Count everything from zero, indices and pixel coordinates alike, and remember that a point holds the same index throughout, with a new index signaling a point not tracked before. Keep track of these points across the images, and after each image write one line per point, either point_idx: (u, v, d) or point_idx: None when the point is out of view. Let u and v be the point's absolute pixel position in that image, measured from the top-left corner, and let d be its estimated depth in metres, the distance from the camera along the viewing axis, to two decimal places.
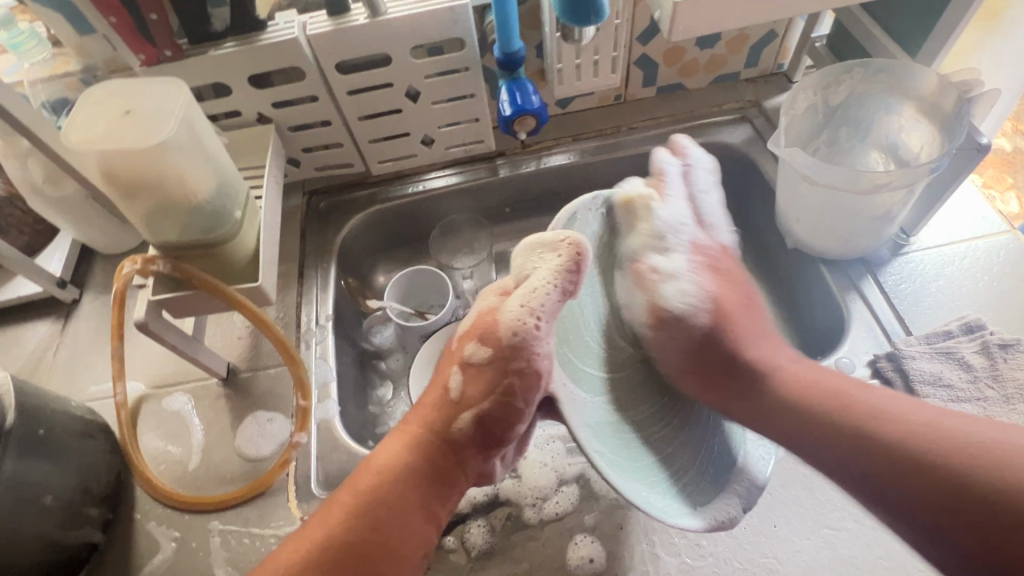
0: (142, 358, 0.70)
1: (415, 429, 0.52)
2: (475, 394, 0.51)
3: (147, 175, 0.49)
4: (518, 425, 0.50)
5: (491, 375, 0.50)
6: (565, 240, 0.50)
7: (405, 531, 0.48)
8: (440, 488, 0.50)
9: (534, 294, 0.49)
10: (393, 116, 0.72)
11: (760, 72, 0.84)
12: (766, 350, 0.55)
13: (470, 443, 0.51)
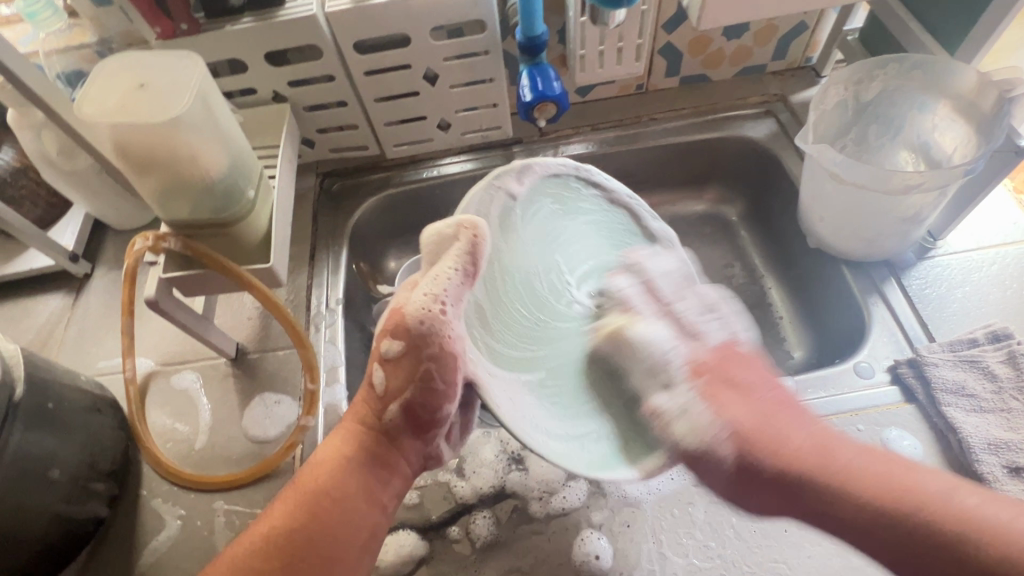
0: (151, 335, 0.70)
1: (351, 426, 0.51)
2: (396, 385, 0.50)
3: (158, 152, 0.48)
4: (445, 407, 0.49)
5: (409, 365, 0.49)
6: (463, 224, 0.51)
7: (350, 521, 0.47)
8: (381, 475, 0.50)
9: (438, 281, 0.49)
10: (411, 99, 0.71)
11: (787, 64, 0.82)
12: (816, 447, 0.47)
13: (401, 429, 0.51)
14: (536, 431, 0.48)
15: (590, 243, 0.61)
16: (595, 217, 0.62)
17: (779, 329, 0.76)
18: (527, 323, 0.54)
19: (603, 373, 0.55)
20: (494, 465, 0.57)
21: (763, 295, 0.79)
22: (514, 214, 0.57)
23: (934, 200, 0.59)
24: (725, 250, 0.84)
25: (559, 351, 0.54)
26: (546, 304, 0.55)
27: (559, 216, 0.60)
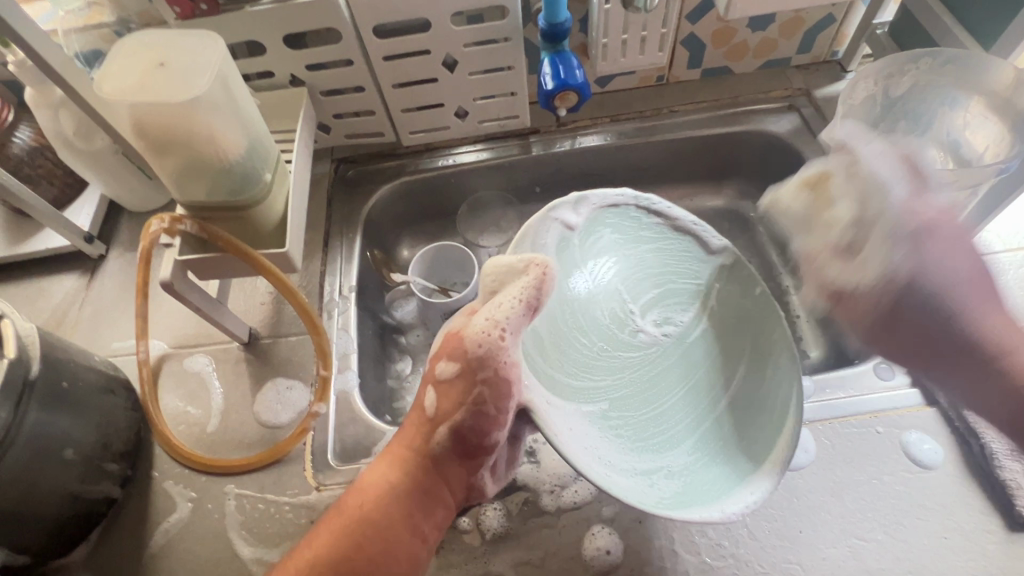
0: (165, 318, 0.70)
1: (400, 450, 0.50)
2: (446, 408, 0.48)
3: (178, 131, 0.47)
4: (494, 433, 0.48)
5: (461, 389, 0.48)
6: (531, 261, 0.48)
7: (394, 551, 0.47)
8: (427, 504, 0.49)
9: (499, 308, 0.47)
10: (428, 86, 0.70)
11: (812, 58, 0.80)
12: (1005, 327, 0.48)
13: (449, 454, 0.49)
14: (603, 468, 0.50)
15: (656, 274, 0.63)
16: (660, 247, 0.63)
17: (796, 329, 0.75)
18: (592, 361, 0.57)
19: (675, 408, 0.56)
20: None
21: (780, 293, 0.78)
22: (573, 247, 0.61)
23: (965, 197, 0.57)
24: (742, 246, 0.83)
25: (627, 389, 0.57)
26: (610, 338, 0.59)
27: (621, 248, 0.63)
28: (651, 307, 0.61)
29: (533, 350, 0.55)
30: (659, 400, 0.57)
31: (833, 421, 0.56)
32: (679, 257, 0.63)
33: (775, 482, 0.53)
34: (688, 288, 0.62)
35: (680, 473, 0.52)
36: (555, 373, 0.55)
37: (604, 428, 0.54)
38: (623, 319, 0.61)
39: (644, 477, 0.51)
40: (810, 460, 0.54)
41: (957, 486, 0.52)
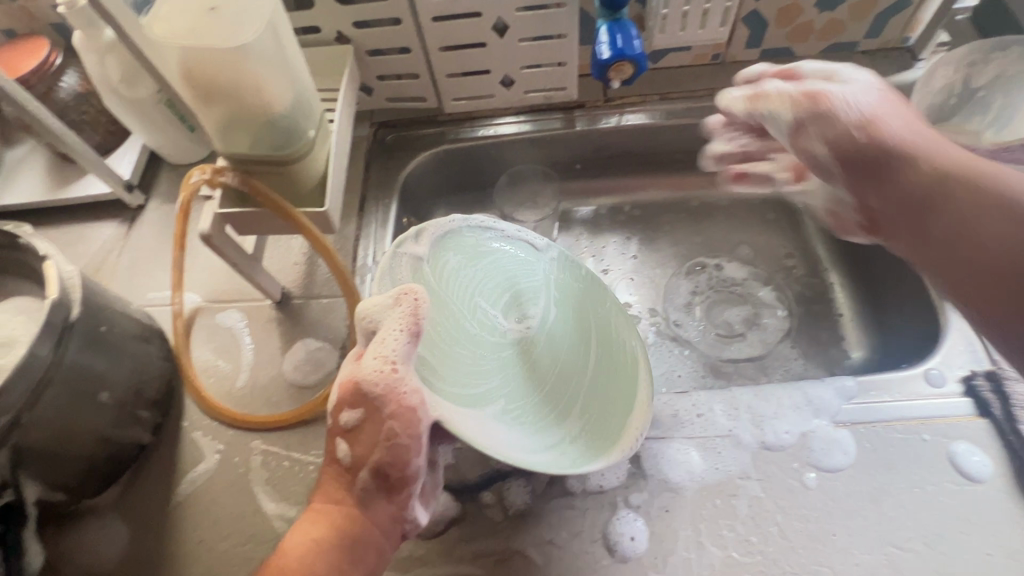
0: (200, 271, 0.70)
1: (326, 506, 0.45)
2: (360, 453, 0.43)
3: (226, 79, 0.46)
4: (417, 464, 0.43)
5: (372, 431, 0.43)
6: (402, 292, 0.45)
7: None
8: (356, 555, 0.43)
9: (383, 343, 0.43)
10: (477, 51, 0.68)
11: (881, 44, 0.75)
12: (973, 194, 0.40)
13: (372, 496, 0.44)
14: (525, 455, 0.47)
15: (499, 274, 0.60)
16: (496, 251, 0.61)
17: (838, 327, 0.72)
18: (471, 362, 0.52)
19: (560, 391, 0.55)
20: None
21: (825, 290, 0.75)
22: (428, 276, 0.54)
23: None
24: (787, 238, 0.80)
25: (509, 378, 0.54)
26: (481, 342, 0.55)
27: (466, 261, 0.58)
28: (506, 296, 0.59)
29: (426, 377, 0.47)
30: (544, 383, 0.55)
31: (877, 425, 0.54)
32: (517, 243, 0.62)
33: (810, 482, 0.52)
34: (530, 272, 0.61)
35: (580, 437, 0.53)
36: (443, 382, 0.48)
37: (512, 425, 0.50)
38: (485, 314, 0.57)
39: (554, 449, 0.50)
40: (848, 463, 0.52)
41: (1006, 503, 0.50)
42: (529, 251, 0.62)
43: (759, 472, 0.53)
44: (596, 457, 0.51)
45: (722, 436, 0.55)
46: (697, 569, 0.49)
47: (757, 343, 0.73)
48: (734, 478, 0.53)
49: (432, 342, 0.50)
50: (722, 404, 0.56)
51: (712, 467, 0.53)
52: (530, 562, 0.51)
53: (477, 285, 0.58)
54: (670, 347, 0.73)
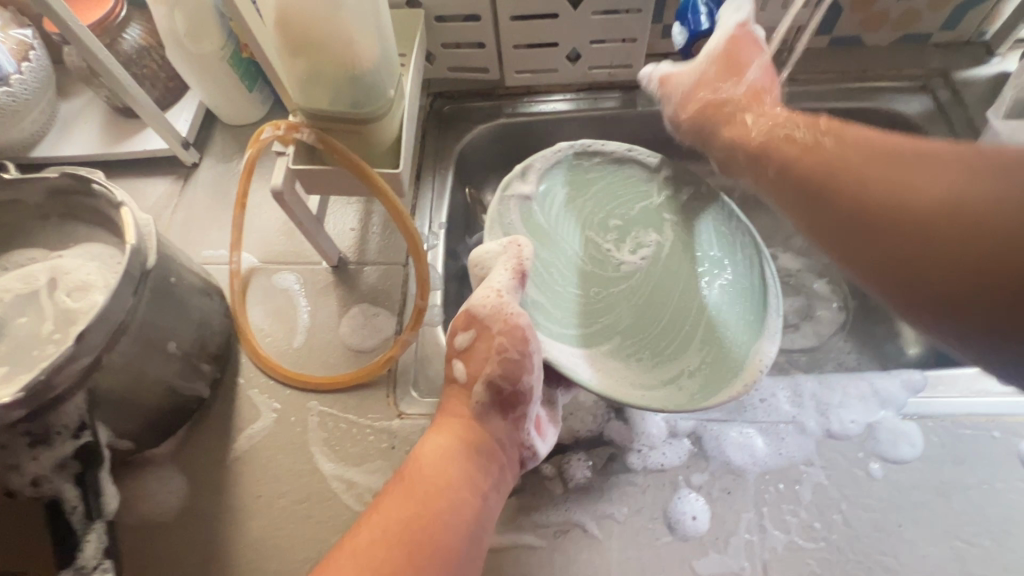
0: (255, 232, 0.70)
1: (448, 424, 0.50)
2: (474, 368, 0.50)
3: (318, 29, 0.45)
4: (526, 377, 0.49)
5: (483, 347, 0.50)
6: (511, 241, 0.55)
7: (461, 510, 0.46)
8: (482, 463, 0.48)
9: (491, 279, 0.52)
10: (549, 22, 0.67)
11: (955, 37, 0.73)
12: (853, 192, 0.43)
13: (489, 409, 0.50)
14: (634, 391, 0.53)
15: (612, 204, 0.66)
16: (608, 182, 0.66)
17: (895, 324, 0.71)
18: (584, 298, 0.60)
19: (674, 319, 0.59)
20: (593, 411, 0.56)
21: None
22: (538, 216, 0.64)
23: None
24: None
25: (623, 310, 0.60)
26: (596, 276, 0.62)
27: (576, 198, 0.66)
28: (624, 227, 0.65)
29: (536, 306, 0.59)
30: (658, 314, 0.59)
31: (945, 419, 0.53)
32: (630, 176, 0.67)
33: (876, 472, 0.51)
34: (645, 204, 0.66)
35: (700, 370, 0.55)
36: (550, 313, 0.58)
37: (623, 359, 0.56)
38: (602, 247, 0.64)
39: (670, 384, 0.54)
40: (915, 455, 0.52)
41: None
42: (643, 181, 0.66)
43: (823, 460, 0.52)
44: (713, 388, 0.53)
45: (785, 422, 0.54)
46: (761, 552, 0.49)
47: (811, 334, 0.72)
48: (798, 464, 0.52)
49: (543, 277, 0.61)
50: (785, 390, 0.56)
51: (774, 452, 0.53)
52: (592, 537, 0.50)
53: (592, 221, 0.65)
54: None
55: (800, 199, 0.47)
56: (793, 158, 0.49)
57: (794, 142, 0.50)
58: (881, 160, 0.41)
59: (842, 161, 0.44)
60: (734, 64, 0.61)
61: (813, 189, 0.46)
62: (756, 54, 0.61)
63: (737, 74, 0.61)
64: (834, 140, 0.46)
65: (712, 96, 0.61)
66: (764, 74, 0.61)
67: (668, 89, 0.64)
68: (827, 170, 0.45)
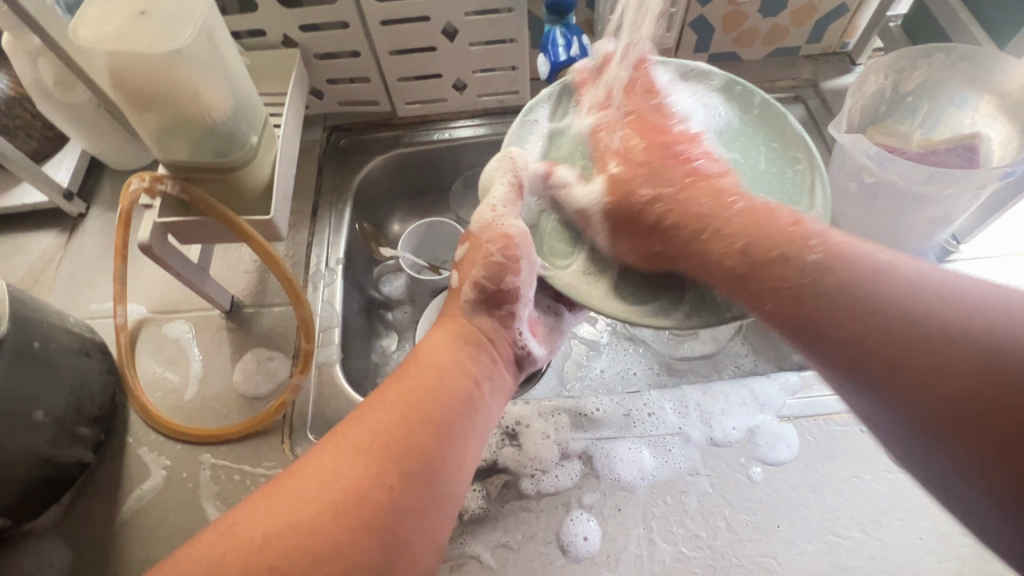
0: (145, 282, 0.68)
1: (447, 326, 0.49)
2: (467, 271, 0.52)
3: (160, 84, 0.45)
4: (514, 278, 0.50)
5: (474, 255, 0.52)
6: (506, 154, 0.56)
7: (455, 391, 0.43)
8: (471, 353, 0.47)
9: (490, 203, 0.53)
10: (427, 54, 0.68)
11: (822, 49, 0.77)
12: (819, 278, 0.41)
13: (478, 309, 0.50)
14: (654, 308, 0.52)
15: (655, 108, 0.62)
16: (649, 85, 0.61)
17: None
18: None
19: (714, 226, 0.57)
20: (487, 439, 0.56)
21: None
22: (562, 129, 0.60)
23: (1001, 172, 0.50)
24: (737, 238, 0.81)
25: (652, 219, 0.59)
26: None
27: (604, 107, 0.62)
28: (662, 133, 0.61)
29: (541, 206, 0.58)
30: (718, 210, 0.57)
31: (818, 418, 0.56)
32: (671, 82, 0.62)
33: (756, 476, 0.53)
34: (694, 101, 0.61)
35: None
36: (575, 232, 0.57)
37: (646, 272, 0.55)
38: None
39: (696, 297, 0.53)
40: (791, 456, 0.54)
41: None
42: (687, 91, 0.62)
43: (707, 468, 0.54)
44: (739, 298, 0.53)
45: (672, 433, 0.56)
46: (649, 565, 0.50)
47: (710, 340, 0.72)
48: (684, 475, 0.54)
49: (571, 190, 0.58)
50: (672, 402, 0.58)
51: (662, 464, 0.54)
52: (486, 567, 0.51)
53: None
54: (625, 346, 0.72)
55: (783, 314, 0.43)
56: (766, 266, 0.44)
57: (746, 256, 0.46)
58: (895, 290, 0.38)
59: (832, 279, 0.41)
60: (609, 164, 0.56)
61: (808, 307, 0.41)
62: (625, 121, 0.57)
63: (625, 170, 0.54)
64: (808, 249, 0.43)
65: (632, 209, 0.53)
66: (659, 135, 0.55)
67: (594, 218, 0.55)
68: (817, 286, 0.41)
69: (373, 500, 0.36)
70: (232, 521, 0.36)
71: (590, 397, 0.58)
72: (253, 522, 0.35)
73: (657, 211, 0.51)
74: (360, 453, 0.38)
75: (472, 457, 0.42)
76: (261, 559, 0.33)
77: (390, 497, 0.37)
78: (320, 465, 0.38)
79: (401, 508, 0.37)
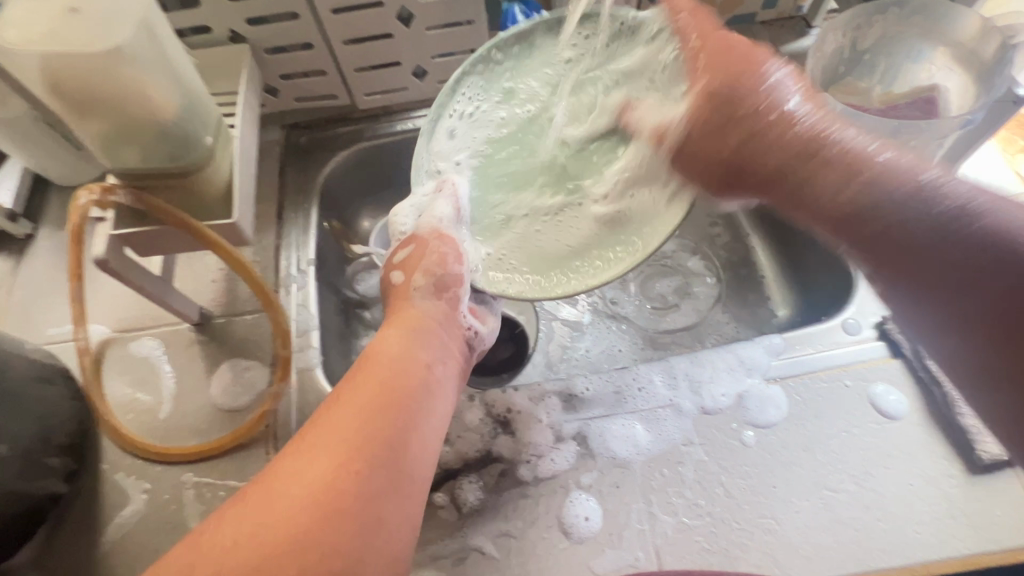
0: (105, 301, 0.64)
1: (394, 321, 0.50)
2: (410, 263, 0.54)
3: (101, 85, 0.42)
4: (456, 266, 0.53)
5: (415, 255, 0.54)
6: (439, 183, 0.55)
7: (409, 376, 0.44)
8: (422, 341, 0.48)
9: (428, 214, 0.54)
10: (383, 42, 0.66)
11: (778, 14, 0.78)
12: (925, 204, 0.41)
13: (423, 295, 0.52)
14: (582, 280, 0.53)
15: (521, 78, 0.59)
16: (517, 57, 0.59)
17: (763, 288, 0.74)
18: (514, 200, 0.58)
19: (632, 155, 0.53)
20: (480, 429, 0.56)
21: (747, 253, 0.76)
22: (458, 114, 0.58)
23: (962, 119, 0.51)
24: None
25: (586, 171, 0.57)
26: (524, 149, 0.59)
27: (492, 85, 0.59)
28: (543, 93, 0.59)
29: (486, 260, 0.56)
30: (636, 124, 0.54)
31: (804, 377, 0.57)
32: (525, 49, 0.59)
33: (749, 439, 0.54)
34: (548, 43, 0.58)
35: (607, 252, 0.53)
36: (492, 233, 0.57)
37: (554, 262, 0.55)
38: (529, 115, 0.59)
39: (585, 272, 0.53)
40: (781, 416, 0.55)
41: (922, 434, 0.53)
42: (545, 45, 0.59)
43: (700, 437, 0.54)
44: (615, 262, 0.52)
45: (663, 406, 0.56)
46: (653, 538, 0.50)
47: (691, 311, 0.73)
48: (679, 446, 0.54)
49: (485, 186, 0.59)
50: (660, 374, 0.58)
51: (656, 437, 0.54)
52: (490, 558, 0.50)
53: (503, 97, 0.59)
54: (608, 325, 0.72)
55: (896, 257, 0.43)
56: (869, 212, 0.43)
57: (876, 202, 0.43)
58: None
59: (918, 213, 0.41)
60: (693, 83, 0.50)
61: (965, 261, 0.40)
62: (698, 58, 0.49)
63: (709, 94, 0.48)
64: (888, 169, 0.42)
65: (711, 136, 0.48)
66: (722, 56, 0.48)
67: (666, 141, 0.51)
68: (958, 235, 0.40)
69: (340, 488, 0.35)
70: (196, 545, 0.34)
71: (579, 378, 0.58)
72: (219, 532, 0.34)
73: (748, 133, 0.47)
74: (323, 448, 0.37)
75: (435, 441, 0.43)
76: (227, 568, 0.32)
77: (357, 483, 0.36)
78: (282, 471, 0.37)
79: (368, 489, 0.36)
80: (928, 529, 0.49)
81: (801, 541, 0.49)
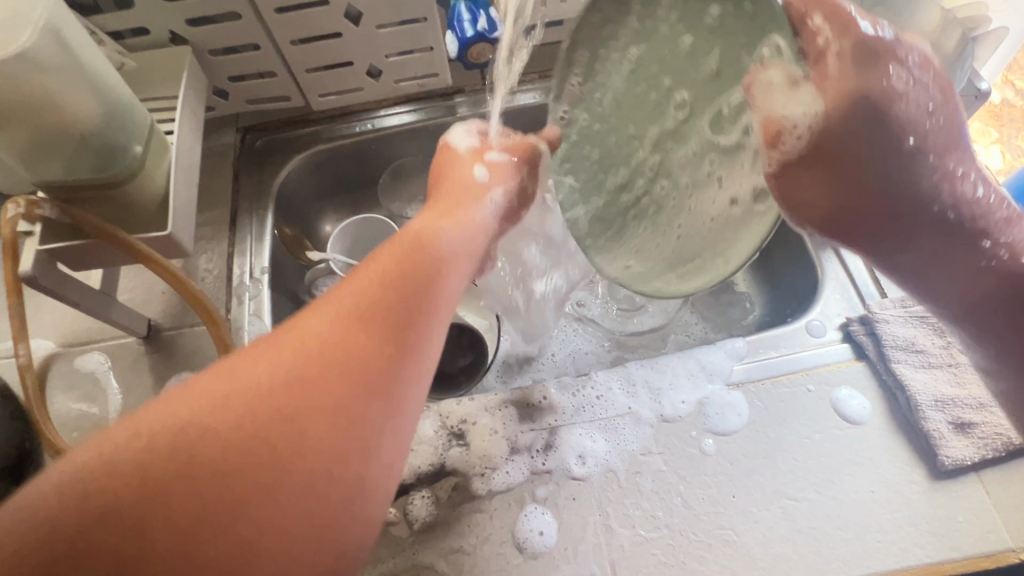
0: (49, 315, 0.62)
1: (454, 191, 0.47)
2: (510, 162, 0.50)
3: (7, 99, 0.40)
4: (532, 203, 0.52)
5: (520, 165, 0.51)
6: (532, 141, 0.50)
7: (461, 258, 0.39)
8: (477, 226, 0.44)
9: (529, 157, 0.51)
10: (333, 42, 0.63)
11: None
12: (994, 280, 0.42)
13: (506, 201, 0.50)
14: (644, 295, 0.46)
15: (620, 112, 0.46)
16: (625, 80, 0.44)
17: (733, 286, 0.72)
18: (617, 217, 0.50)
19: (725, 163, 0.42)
20: (434, 442, 0.54)
21: None
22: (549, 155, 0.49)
23: None
24: None
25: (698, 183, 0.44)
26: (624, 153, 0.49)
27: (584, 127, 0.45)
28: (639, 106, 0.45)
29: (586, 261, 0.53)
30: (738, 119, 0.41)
31: (767, 381, 0.55)
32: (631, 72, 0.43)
33: (708, 448, 0.52)
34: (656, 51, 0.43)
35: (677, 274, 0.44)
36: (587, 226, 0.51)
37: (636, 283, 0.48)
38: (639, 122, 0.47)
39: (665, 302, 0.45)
40: (742, 423, 0.53)
41: (886, 439, 0.52)
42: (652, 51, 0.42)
43: (659, 446, 0.53)
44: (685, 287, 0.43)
45: (622, 415, 0.55)
46: (609, 552, 0.49)
47: (659, 312, 0.72)
48: (637, 456, 0.53)
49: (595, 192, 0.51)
50: (619, 381, 0.56)
51: (614, 447, 0.53)
52: None
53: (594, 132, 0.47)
54: (575, 327, 0.70)
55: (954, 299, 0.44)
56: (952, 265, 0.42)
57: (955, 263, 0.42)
58: None
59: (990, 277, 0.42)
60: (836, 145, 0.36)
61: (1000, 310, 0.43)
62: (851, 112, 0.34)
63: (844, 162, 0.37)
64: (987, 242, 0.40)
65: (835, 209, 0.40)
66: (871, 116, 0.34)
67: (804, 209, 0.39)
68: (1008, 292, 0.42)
69: (376, 367, 0.31)
70: (221, 371, 0.30)
71: (537, 386, 0.57)
72: (245, 369, 0.30)
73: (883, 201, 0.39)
74: (363, 317, 0.33)
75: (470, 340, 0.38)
76: (238, 419, 0.28)
77: (389, 364, 0.32)
78: (315, 318, 0.33)
79: (401, 379, 0.32)
80: (890, 538, 0.48)
81: (759, 552, 0.48)
